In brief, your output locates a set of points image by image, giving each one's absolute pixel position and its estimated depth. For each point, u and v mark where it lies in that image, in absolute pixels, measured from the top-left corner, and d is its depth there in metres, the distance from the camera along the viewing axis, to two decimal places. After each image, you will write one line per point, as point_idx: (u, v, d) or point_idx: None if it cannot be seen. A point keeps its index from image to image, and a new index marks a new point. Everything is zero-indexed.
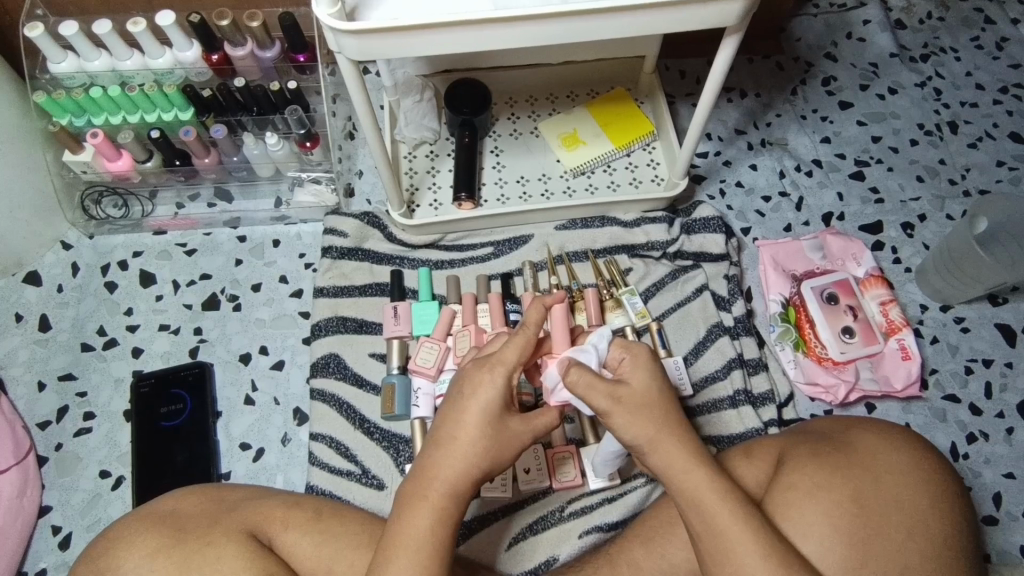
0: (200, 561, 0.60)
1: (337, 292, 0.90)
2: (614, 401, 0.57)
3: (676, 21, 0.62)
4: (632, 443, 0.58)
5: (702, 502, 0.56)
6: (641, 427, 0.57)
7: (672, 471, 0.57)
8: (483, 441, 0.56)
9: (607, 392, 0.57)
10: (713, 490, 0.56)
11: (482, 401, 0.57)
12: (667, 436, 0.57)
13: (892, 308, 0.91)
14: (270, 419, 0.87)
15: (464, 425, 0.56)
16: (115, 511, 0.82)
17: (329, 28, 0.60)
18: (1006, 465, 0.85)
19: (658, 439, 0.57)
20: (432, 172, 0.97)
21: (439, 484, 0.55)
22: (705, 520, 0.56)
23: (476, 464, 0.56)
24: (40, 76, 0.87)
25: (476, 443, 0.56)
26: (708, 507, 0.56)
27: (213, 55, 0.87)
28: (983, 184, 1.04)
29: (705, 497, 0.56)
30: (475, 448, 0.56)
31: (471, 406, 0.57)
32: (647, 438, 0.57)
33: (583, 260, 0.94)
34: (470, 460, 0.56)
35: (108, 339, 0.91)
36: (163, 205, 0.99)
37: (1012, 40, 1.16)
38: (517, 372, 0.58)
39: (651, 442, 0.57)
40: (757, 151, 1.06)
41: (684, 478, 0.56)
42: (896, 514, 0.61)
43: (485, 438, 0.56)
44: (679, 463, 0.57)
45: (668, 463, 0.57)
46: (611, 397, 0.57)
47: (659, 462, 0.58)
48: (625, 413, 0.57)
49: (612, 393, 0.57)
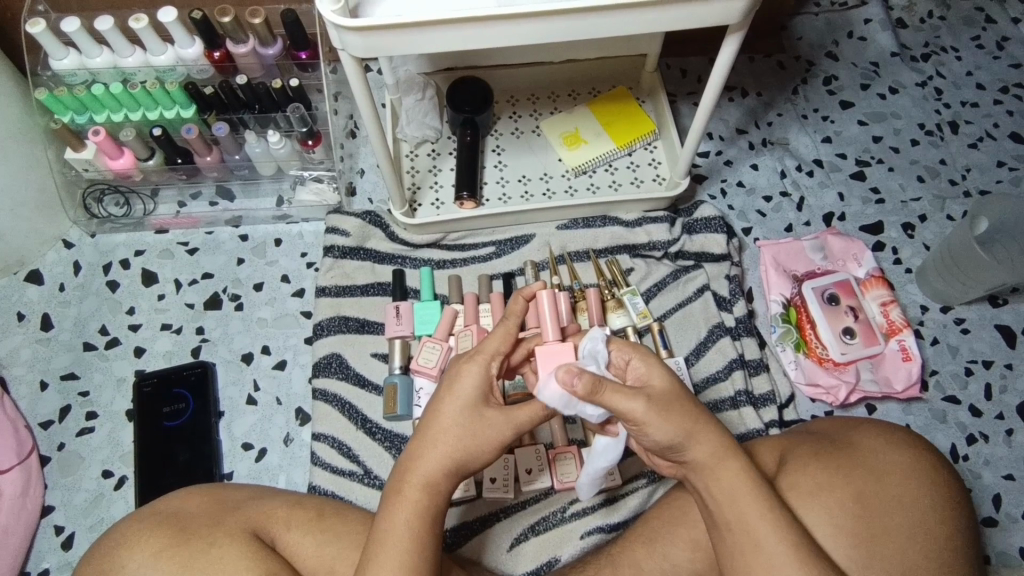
0: (203, 561, 0.60)
1: (338, 290, 0.90)
2: (648, 402, 0.55)
3: (679, 19, 0.62)
4: (668, 443, 0.57)
5: (731, 494, 0.57)
6: (678, 424, 0.56)
7: (706, 463, 0.57)
8: (458, 433, 0.56)
9: (640, 394, 0.55)
10: (744, 483, 0.57)
11: (458, 393, 0.57)
12: (704, 429, 0.57)
13: (892, 309, 0.91)
14: (273, 419, 0.87)
15: (439, 418, 0.57)
16: (118, 511, 0.82)
17: (333, 26, 0.60)
18: (1006, 467, 0.85)
19: (693, 434, 0.57)
20: (433, 171, 0.97)
21: (416, 477, 0.56)
22: (735, 512, 0.56)
23: (452, 457, 0.56)
24: (42, 73, 0.86)
25: (452, 435, 0.56)
26: (737, 498, 0.56)
27: (214, 52, 0.87)
28: (983, 184, 1.04)
29: (737, 489, 0.56)
30: (451, 440, 0.56)
31: (448, 400, 0.57)
32: (685, 431, 0.57)
33: (586, 260, 0.94)
34: (445, 452, 0.56)
35: (110, 338, 0.91)
36: (164, 203, 0.99)
37: (1012, 39, 1.16)
38: (495, 360, 0.58)
39: (689, 436, 0.57)
40: (758, 150, 1.06)
41: (722, 468, 0.57)
42: (902, 514, 0.61)
43: (460, 429, 0.56)
44: (714, 456, 0.57)
45: (702, 456, 0.57)
46: (645, 399, 0.55)
47: (697, 456, 0.57)
48: (658, 415, 0.55)
49: (645, 396, 0.55)
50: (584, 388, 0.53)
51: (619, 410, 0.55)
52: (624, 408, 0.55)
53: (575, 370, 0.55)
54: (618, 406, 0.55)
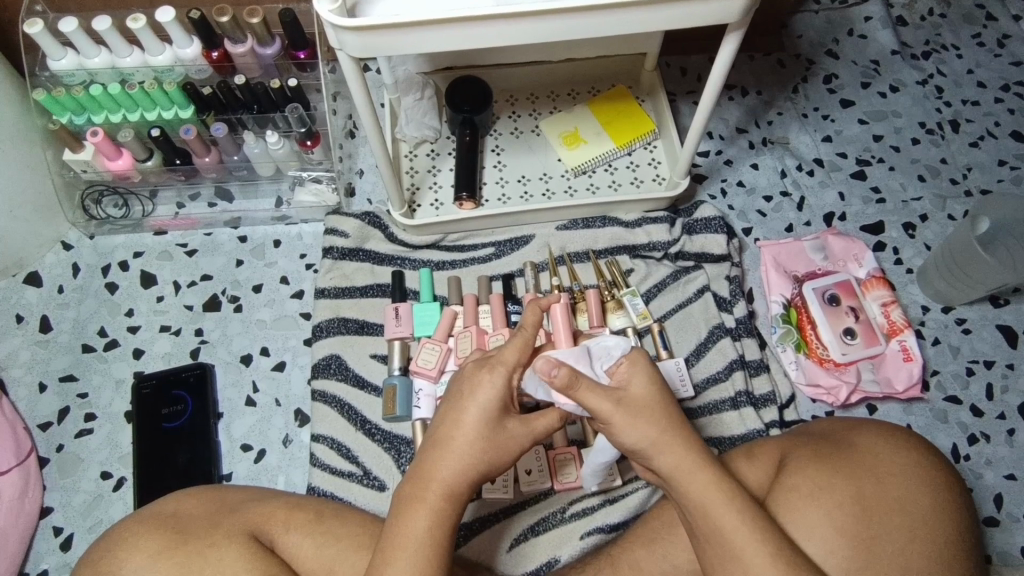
0: (201, 563, 0.60)
1: (337, 291, 0.90)
2: (617, 406, 0.56)
3: (677, 17, 0.62)
4: (635, 448, 0.58)
5: (704, 503, 0.56)
6: (643, 430, 0.57)
7: (676, 472, 0.57)
8: (481, 442, 0.56)
9: (610, 396, 0.57)
10: (718, 491, 0.56)
11: (481, 402, 0.57)
12: (671, 437, 0.57)
13: (893, 309, 0.91)
14: (271, 420, 0.87)
15: (462, 424, 0.56)
16: (117, 513, 0.82)
17: (330, 25, 0.60)
18: (1007, 466, 0.85)
19: (660, 443, 0.57)
20: (433, 172, 0.97)
21: (438, 484, 0.55)
22: (710, 522, 0.56)
23: (473, 465, 0.56)
24: (40, 73, 0.86)
25: (475, 444, 0.56)
26: (712, 507, 0.56)
27: (213, 52, 0.86)
28: (984, 184, 1.03)
29: (712, 499, 0.56)
30: (473, 449, 0.56)
31: (471, 407, 0.57)
32: (650, 440, 0.57)
33: (585, 260, 0.94)
34: (467, 459, 0.56)
35: (108, 340, 0.91)
36: (164, 205, 0.98)
37: (1013, 37, 1.15)
38: (516, 372, 0.58)
39: (653, 444, 0.57)
40: (758, 150, 1.06)
41: (691, 479, 0.56)
42: (897, 516, 0.61)
43: (483, 438, 0.56)
44: (684, 466, 0.57)
45: (673, 465, 0.57)
46: (615, 401, 0.57)
47: (665, 464, 0.57)
48: (626, 417, 0.56)
49: (614, 398, 0.57)
50: (561, 380, 0.54)
51: (591, 408, 0.57)
52: (596, 408, 0.56)
53: (554, 362, 0.55)
54: (591, 404, 0.56)
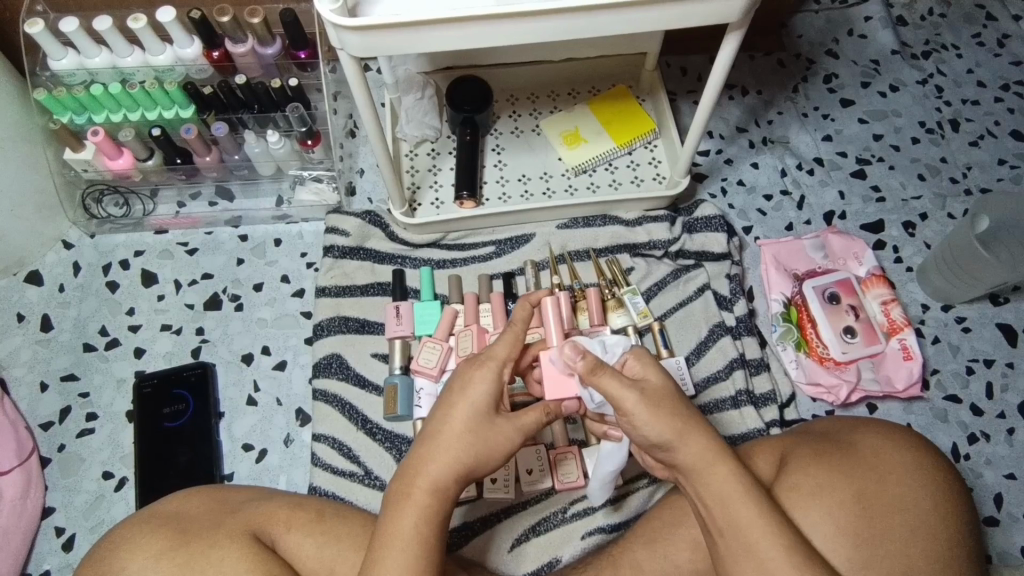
0: (203, 563, 0.60)
1: (338, 291, 0.90)
2: (641, 398, 0.56)
3: (677, 18, 0.62)
4: (656, 441, 0.57)
5: (722, 497, 0.56)
6: (665, 424, 0.56)
7: (694, 467, 0.57)
8: (469, 437, 0.56)
9: (634, 387, 0.57)
10: (735, 486, 0.56)
11: (471, 398, 0.57)
12: (692, 431, 0.57)
13: (894, 308, 0.91)
14: (273, 420, 0.87)
15: (450, 421, 0.56)
16: (119, 512, 0.82)
17: (331, 25, 0.60)
18: (1007, 466, 0.85)
19: (682, 435, 0.57)
20: (433, 170, 0.97)
21: (425, 480, 0.55)
22: (726, 516, 0.56)
23: (461, 461, 0.56)
24: (40, 73, 0.86)
25: (462, 439, 0.56)
26: (728, 501, 0.56)
27: (213, 52, 0.87)
28: (984, 183, 1.04)
29: (729, 492, 0.56)
30: (461, 445, 0.56)
31: (461, 404, 0.57)
32: (673, 433, 0.56)
33: (586, 259, 0.94)
34: (455, 455, 0.56)
35: (109, 339, 0.91)
36: (164, 203, 0.98)
37: (1013, 36, 1.15)
38: (506, 368, 0.59)
39: (675, 439, 0.57)
40: (758, 149, 1.06)
41: (709, 473, 0.57)
42: (902, 513, 0.61)
43: (470, 434, 0.56)
44: (703, 459, 0.57)
45: (691, 459, 0.57)
46: (638, 392, 0.57)
47: (684, 458, 0.57)
48: (648, 411, 0.56)
49: (638, 389, 0.57)
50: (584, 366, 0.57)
51: (615, 400, 0.57)
52: (620, 398, 0.56)
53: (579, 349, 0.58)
54: (614, 395, 0.57)
